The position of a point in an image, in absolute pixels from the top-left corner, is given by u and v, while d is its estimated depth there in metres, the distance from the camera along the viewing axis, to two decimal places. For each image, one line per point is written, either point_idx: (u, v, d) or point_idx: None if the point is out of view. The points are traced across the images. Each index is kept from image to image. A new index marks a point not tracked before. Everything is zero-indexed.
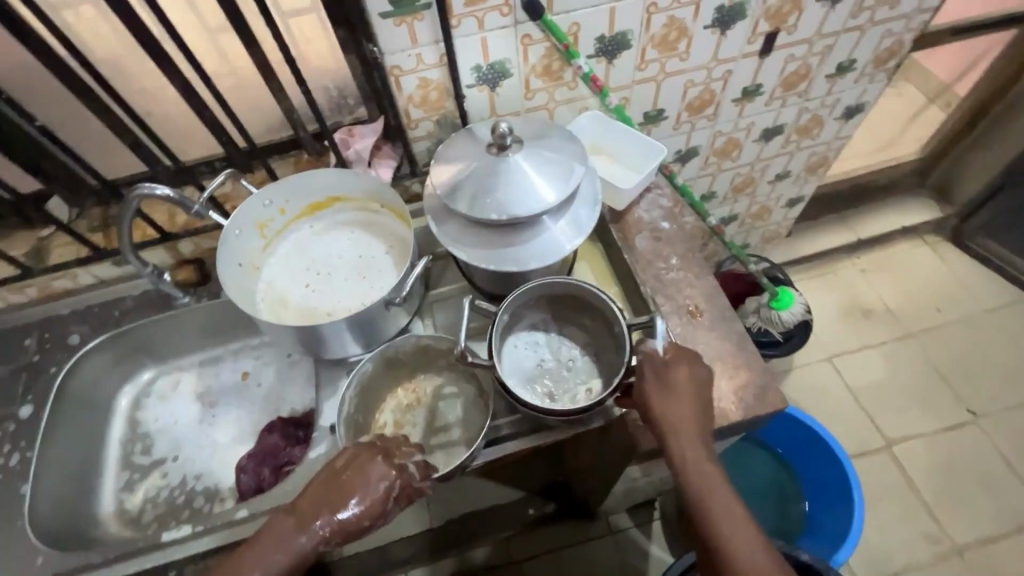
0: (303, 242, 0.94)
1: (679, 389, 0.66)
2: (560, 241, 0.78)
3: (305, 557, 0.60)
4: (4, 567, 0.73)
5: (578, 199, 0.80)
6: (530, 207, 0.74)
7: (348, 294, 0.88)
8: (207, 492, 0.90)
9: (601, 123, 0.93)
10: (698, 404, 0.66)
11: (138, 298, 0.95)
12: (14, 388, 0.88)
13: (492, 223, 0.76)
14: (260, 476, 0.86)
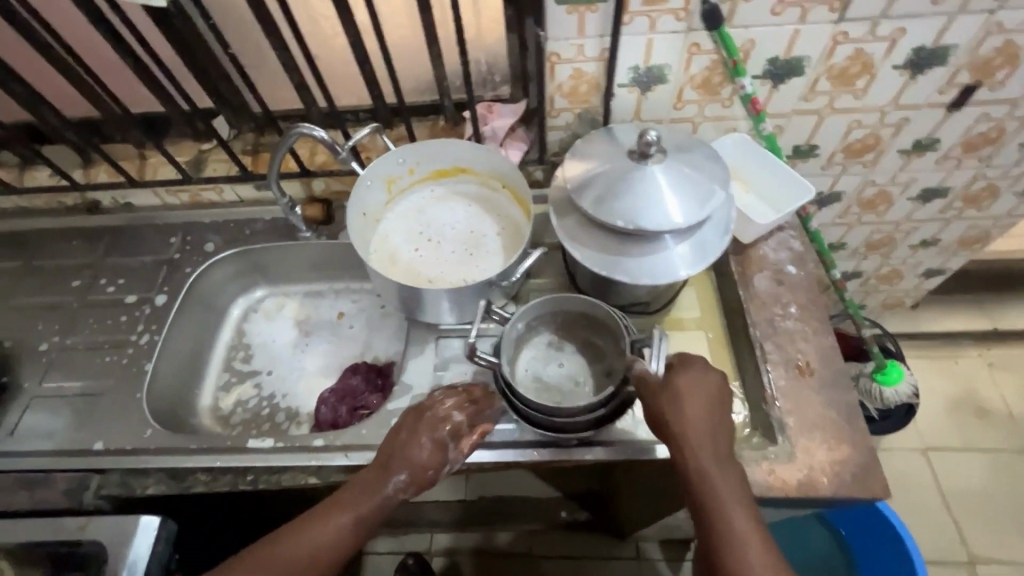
0: (423, 204, 0.98)
1: (690, 389, 0.65)
2: (677, 264, 0.76)
3: (390, 504, 0.67)
4: (118, 429, 0.83)
5: (707, 226, 0.77)
6: (658, 224, 0.71)
7: (453, 266, 0.91)
8: (287, 411, 0.97)
9: (746, 147, 0.88)
10: (714, 410, 0.65)
11: (269, 223, 1.04)
12: (154, 277, 0.99)
13: (615, 229, 0.75)
14: (337, 413, 0.91)
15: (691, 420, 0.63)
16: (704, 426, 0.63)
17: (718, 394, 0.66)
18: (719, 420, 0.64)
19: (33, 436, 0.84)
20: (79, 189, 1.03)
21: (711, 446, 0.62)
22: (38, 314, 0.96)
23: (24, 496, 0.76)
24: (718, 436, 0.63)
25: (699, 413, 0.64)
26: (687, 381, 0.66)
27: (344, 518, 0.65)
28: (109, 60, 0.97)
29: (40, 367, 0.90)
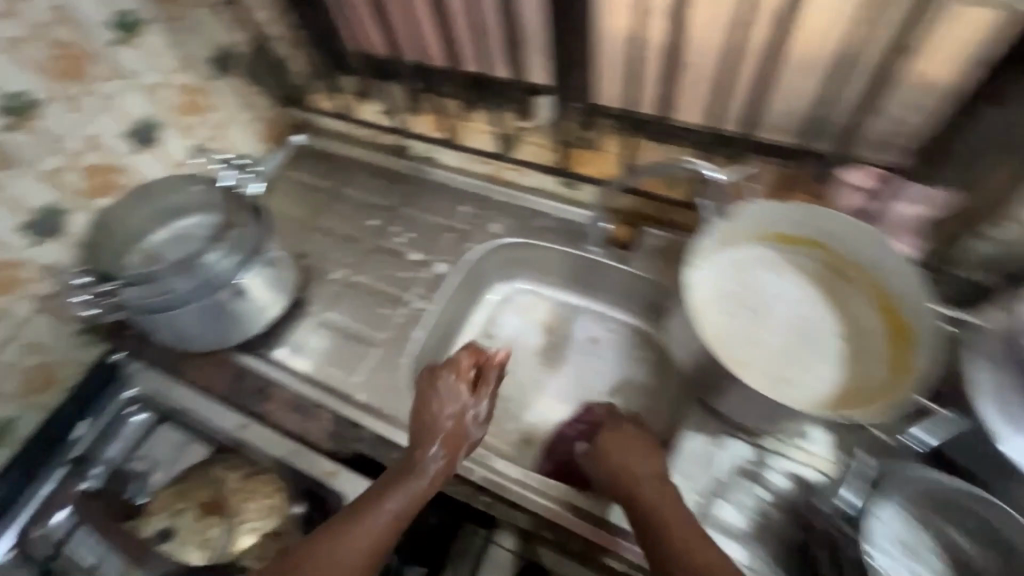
0: (756, 265, 0.80)
1: (703, 514, 0.62)
2: None
3: (433, 478, 0.69)
4: (381, 391, 0.84)
5: None
6: None
7: (780, 358, 0.73)
8: (517, 423, 0.92)
9: None
10: (628, 467, 0.67)
11: (559, 223, 0.97)
12: (440, 243, 0.98)
13: None
14: (565, 458, 0.86)
15: (652, 508, 0.63)
16: (656, 507, 0.62)
17: (657, 479, 0.66)
18: (649, 482, 0.65)
19: (310, 358, 0.89)
20: (400, 133, 1.07)
21: (665, 527, 0.60)
22: (336, 241, 1.02)
23: (296, 420, 0.81)
24: (643, 499, 0.64)
25: (636, 486, 0.65)
26: (611, 438, 0.71)
27: (407, 498, 0.66)
28: None
29: (328, 294, 0.95)
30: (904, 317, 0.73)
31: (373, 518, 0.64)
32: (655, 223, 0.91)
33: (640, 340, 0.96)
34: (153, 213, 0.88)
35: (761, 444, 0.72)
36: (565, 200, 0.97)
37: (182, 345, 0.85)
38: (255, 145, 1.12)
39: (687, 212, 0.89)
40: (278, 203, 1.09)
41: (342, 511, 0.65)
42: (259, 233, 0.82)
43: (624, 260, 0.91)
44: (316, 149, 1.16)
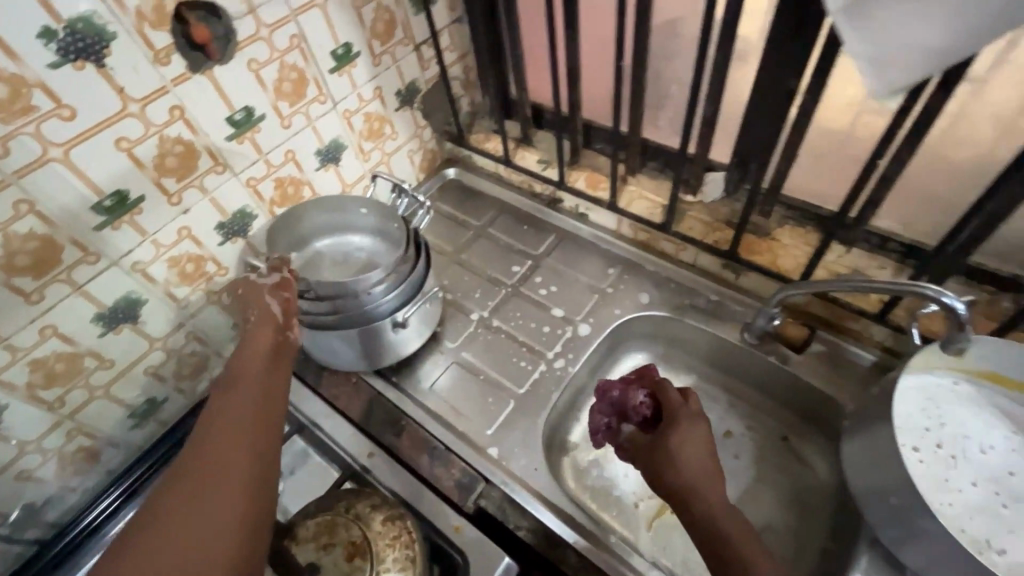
0: (956, 399, 0.71)
1: (680, 442, 0.64)
2: None
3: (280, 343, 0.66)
4: (512, 446, 0.81)
5: None
6: None
7: (978, 513, 0.64)
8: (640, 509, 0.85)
9: None
10: (703, 468, 0.62)
11: (712, 304, 0.92)
12: (584, 302, 0.96)
13: None
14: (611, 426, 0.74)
15: (706, 502, 0.60)
16: (707, 500, 0.60)
17: (711, 474, 0.62)
18: (699, 478, 0.61)
19: (443, 397, 0.88)
20: (559, 186, 1.06)
21: (726, 537, 0.58)
22: (478, 281, 1.02)
23: (426, 461, 0.80)
24: (701, 495, 0.60)
25: (687, 478, 0.61)
26: (677, 440, 0.64)
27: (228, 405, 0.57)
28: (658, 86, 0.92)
29: (466, 334, 0.95)
30: None
31: (251, 353, 0.63)
32: (831, 330, 0.84)
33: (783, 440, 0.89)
34: (326, 223, 0.91)
35: None
36: (719, 282, 0.94)
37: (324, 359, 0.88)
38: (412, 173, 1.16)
39: (871, 326, 0.80)
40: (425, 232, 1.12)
41: (232, 370, 0.61)
42: (422, 274, 0.84)
43: (786, 361, 0.84)
44: (466, 184, 1.19)
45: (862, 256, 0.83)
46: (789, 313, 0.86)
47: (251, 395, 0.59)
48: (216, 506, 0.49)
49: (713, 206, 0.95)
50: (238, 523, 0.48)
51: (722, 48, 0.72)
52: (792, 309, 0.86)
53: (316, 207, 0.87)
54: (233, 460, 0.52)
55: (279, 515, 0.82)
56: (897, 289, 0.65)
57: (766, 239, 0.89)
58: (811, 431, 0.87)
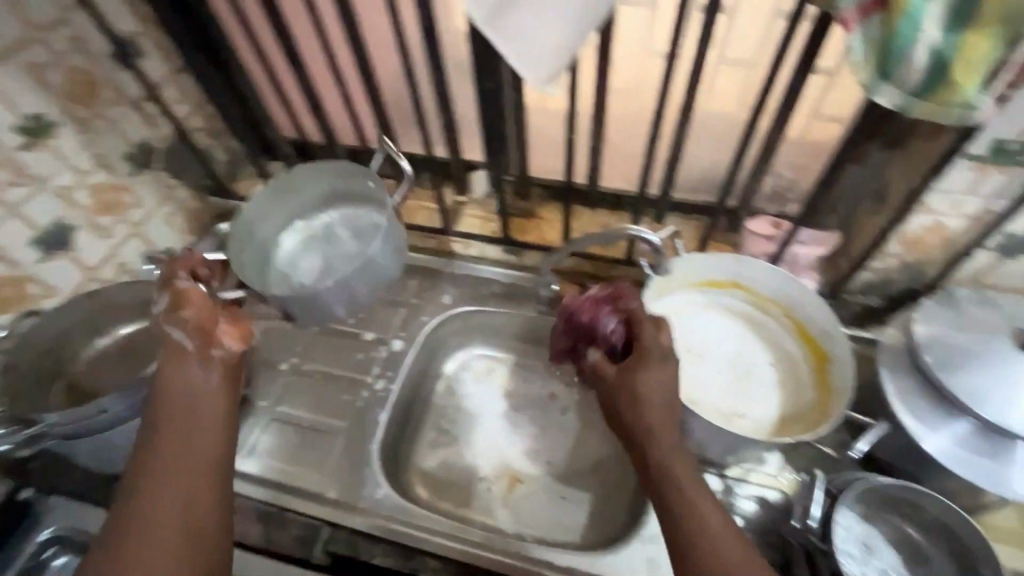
0: (691, 310, 0.87)
1: (646, 388, 0.64)
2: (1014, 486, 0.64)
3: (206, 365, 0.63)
4: (347, 481, 0.80)
5: None
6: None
7: (722, 391, 0.80)
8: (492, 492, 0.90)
9: None
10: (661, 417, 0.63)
11: (506, 287, 1.00)
12: (392, 319, 0.98)
13: (960, 412, 0.65)
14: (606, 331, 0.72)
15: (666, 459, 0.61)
16: (664, 461, 0.61)
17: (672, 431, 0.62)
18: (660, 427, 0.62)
19: (265, 457, 0.82)
20: (341, 215, 1.08)
21: (678, 497, 0.59)
22: (280, 329, 0.98)
23: (260, 531, 0.75)
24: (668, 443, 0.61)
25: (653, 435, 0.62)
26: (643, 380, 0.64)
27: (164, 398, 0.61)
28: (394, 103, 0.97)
29: (277, 387, 0.91)
30: (822, 344, 0.81)
31: (165, 384, 0.62)
32: (601, 280, 0.97)
33: None
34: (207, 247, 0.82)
35: (726, 473, 0.77)
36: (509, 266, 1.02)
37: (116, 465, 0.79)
38: (178, 237, 1.06)
39: (628, 269, 0.96)
40: None
41: (158, 395, 0.62)
42: None
43: None
44: (246, 234, 1.12)
45: (606, 214, 0.98)
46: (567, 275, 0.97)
47: (211, 405, 0.63)
48: (163, 511, 0.56)
49: (484, 200, 1.04)
50: (180, 537, 0.55)
51: (432, 63, 0.79)
52: (568, 273, 0.98)
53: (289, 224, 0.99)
54: (174, 485, 0.57)
55: None
56: (615, 234, 0.78)
57: (533, 218, 1.01)
58: None
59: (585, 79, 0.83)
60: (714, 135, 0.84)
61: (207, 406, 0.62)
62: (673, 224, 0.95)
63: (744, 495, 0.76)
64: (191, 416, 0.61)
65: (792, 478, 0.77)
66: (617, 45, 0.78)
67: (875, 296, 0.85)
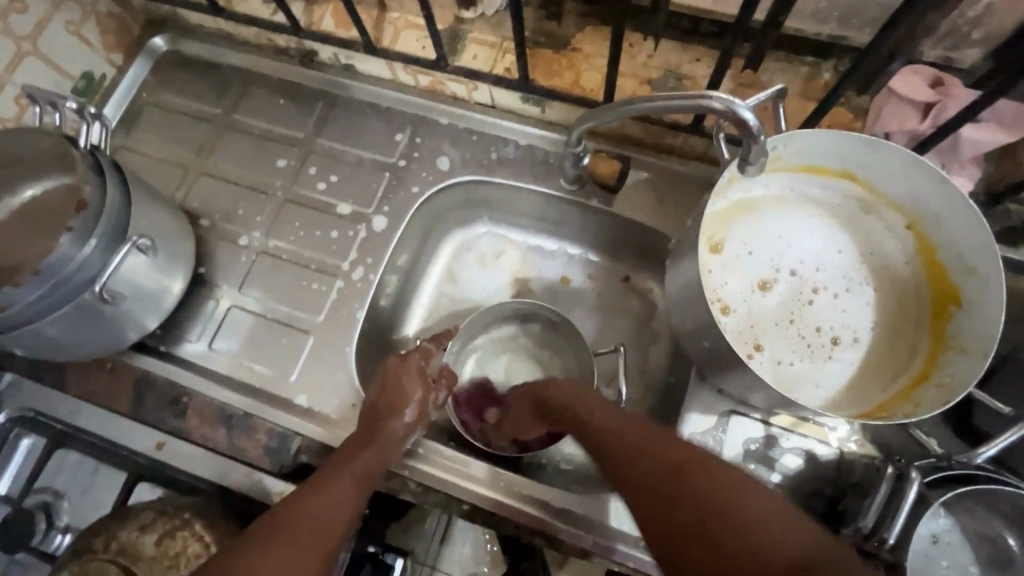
0: (775, 207, 0.63)
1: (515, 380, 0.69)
2: None
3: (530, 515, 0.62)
4: (319, 386, 0.69)
5: None
6: None
7: (793, 333, 0.60)
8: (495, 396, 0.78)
9: None
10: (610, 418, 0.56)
11: (521, 152, 0.75)
12: (373, 188, 0.77)
13: None
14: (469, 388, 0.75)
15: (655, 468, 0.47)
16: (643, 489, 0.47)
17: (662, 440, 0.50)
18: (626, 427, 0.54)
19: (230, 349, 0.72)
20: (299, 34, 0.77)
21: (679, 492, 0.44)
22: (237, 192, 0.79)
23: (224, 436, 0.67)
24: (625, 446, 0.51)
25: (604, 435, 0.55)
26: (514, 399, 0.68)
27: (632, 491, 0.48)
28: None
29: (238, 267, 0.76)
30: (956, 281, 0.57)
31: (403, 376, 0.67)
32: (651, 151, 0.72)
33: (627, 274, 0.80)
34: (151, 262, 0.67)
35: (770, 421, 0.62)
36: (528, 121, 0.75)
37: (78, 355, 0.67)
38: (96, 57, 0.81)
39: (689, 138, 0.69)
40: (149, 140, 0.82)
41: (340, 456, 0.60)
42: (121, 211, 0.62)
43: (609, 203, 0.72)
44: (187, 55, 0.85)
45: (673, 51, 0.67)
46: (604, 140, 0.73)
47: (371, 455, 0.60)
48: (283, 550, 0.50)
49: (498, 19, 0.72)
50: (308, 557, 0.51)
51: None
52: (608, 138, 0.72)
53: (334, 129, 0.79)
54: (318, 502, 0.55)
55: (64, 537, 0.67)
56: (676, 106, 0.50)
57: (564, 52, 0.70)
58: (644, 261, 0.78)
59: None
60: None
61: (365, 461, 0.60)
62: (772, 74, 0.64)
63: (791, 448, 0.61)
64: (364, 469, 0.60)
65: (858, 433, 0.61)
66: None
67: None
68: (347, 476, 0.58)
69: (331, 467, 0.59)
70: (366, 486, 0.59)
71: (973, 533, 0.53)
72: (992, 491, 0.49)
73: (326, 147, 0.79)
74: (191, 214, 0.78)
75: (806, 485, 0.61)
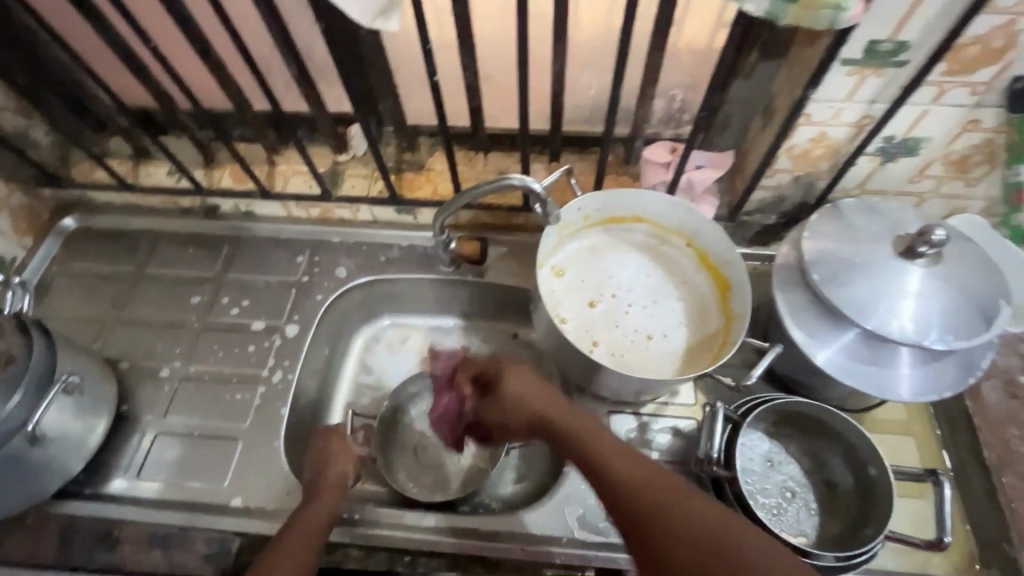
0: (596, 249, 0.85)
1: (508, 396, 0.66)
2: (895, 386, 0.67)
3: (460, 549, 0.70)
4: (254, 484, 0.75)
5: (946, 354, 0.66)
6: (899, 334, 0.62)
7: (631, 336, 0.79)
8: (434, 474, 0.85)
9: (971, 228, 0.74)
10: (636, 480, 0.52)
11: (405, 251, 0.93)
12: (283, 303, 0.89)
13: (843, 317, 0.66)
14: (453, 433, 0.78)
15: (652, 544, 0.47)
16: (610, 468, 0.54)
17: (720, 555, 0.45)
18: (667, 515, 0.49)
19: (159, 476, 0.76)
20: (202, 194, 0.93)
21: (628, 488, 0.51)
22: (154, 332, 0.87)
23: (160, 556, 0.69)
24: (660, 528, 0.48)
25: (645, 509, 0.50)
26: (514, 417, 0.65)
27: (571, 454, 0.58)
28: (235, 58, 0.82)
29: (162, 398, 0.82)
30: (725, 273, 0.80)
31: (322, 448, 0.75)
32: (502, 231, 0.93)
33: (513, 331, 0.97)
34: (76, 405, 0.72)
35: (639, 411, 0.78)
36: (405, 227, 0.94)
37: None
38: (8, 242, 0.90)
39: (528, 216, 0.91)
40: (63, 306, 0.90)
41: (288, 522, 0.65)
42: (49, 360, 0.69)
43: (482, 274, 0.90)
44: (97, 228, 0.97)
45: (500, 158, 0.91)
46: (467, 230, 0.93)
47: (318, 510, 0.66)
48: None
49: (366, 157, 0.93)
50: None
51: None
52: (468, 228, 0.92)
53: (242, 265, 0.93)
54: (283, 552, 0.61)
55: None
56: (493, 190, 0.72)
57: (422, 172, 0.91)
58: (523, 316, 0.95)
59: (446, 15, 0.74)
60: (598, 60, 0.78)
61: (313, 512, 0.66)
62: (571, 162, 0.89)
63: (659, 429, 0.76)
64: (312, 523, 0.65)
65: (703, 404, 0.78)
66: None
67: (772, 214, 0.84)
68: (298, 530, 0.64)
69: (287, 527, 0.65)
70: (322, 531, 0.65)
71: (792, 450, 0.70)
72: (782, 408, 0.68)
73: (237, 278, 0.92)
74: (110, 360, 0.85)
75: (679, 455, 0.75)
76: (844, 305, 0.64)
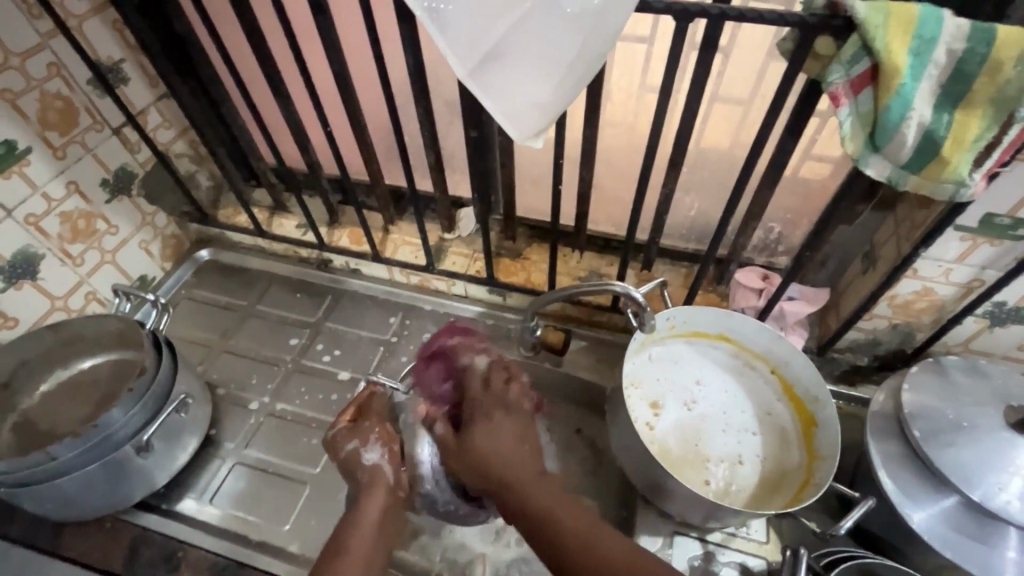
0: (678, 361, 0.85)
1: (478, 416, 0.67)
2: (998, 568, 0.61)
3: None
4: (313, 533, 0.77)
5: None
6: (1006, 510, 0.59)
7: (710, 454, 0.78)
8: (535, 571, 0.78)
9: None
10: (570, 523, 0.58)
11: (490, 329, 0.99)
12: (370, 358, 0.95)
13: (942, 480, 0.63)
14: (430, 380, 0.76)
15: None
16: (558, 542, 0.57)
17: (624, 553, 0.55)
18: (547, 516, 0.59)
19: (228, 505, 0.80)
20: (322, 248, 1.03)
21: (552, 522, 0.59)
22: (253, 365, 0.95)
23: None
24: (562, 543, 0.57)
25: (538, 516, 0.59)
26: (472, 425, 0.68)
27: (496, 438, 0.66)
28: (382, 139, 0.94)
29: (246, 429, 0.87)
30: (811, 408, 0.78)
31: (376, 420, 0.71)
32: (585, 325, 0.96)
33: None
34: (178, 424, 0.78)
35: (705, 538, 0.75)
36: (493, 306, 1.00)
37: (89, 511, 0.74)
38: (153, 264, 1.03)
39: (613, 315, 0.94)
40: (182, 327, 1.00)
41: (337, 538, 0.63)
42: (168, 380, 0.76)
43: (559, 364, 0.92)
44: (224, 263, 1.09)
45: (593, 257, 0.96)
46: (551, 318, 0.97)
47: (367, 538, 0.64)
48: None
49: (470, 238, 1.01)
50: None
51: (420, 100, 0.76)
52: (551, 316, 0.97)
53: (340, 316, 1.01)
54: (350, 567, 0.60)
55: None
56: (592, 290, 0.75)
57: (519, 259, 0.98)
58: None
59: (571, 133, 0.83)
60: (704, 187, 0.84)
61: (372, 510, 0.66)
62: (661, 272, 0.93)
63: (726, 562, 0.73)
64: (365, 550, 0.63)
65: (776, 543, 0.74)
66: (603, 100, 0.79)
67: (864, 355, 0.82)
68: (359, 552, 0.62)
69: (337, 540, 0.63)
70: (384, 534, 0.66)
71: None
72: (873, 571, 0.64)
73: (334, 327, 0.99)
74: (209, 384, 0.93)
75: None
76: (946, 468, 0.61)
